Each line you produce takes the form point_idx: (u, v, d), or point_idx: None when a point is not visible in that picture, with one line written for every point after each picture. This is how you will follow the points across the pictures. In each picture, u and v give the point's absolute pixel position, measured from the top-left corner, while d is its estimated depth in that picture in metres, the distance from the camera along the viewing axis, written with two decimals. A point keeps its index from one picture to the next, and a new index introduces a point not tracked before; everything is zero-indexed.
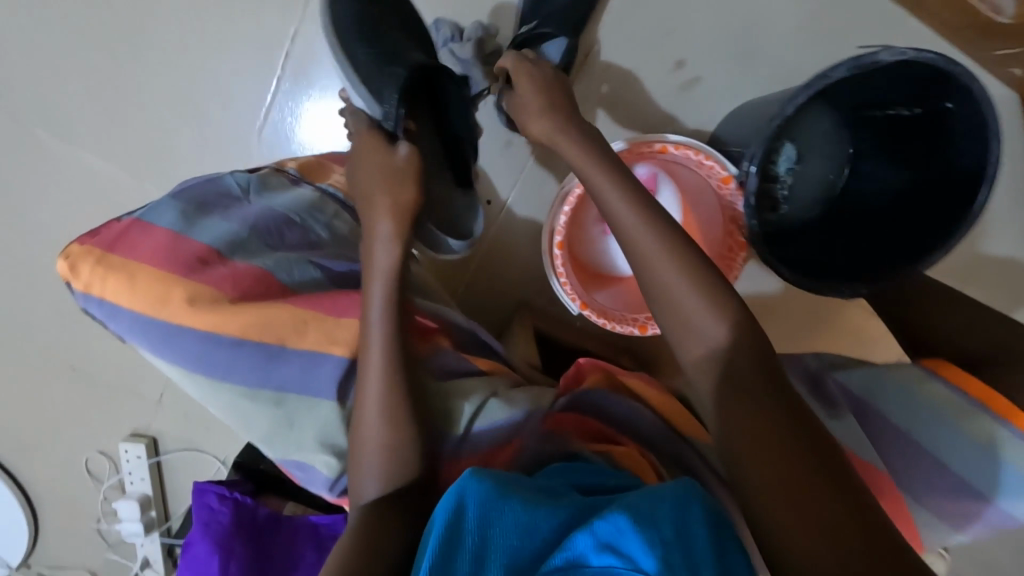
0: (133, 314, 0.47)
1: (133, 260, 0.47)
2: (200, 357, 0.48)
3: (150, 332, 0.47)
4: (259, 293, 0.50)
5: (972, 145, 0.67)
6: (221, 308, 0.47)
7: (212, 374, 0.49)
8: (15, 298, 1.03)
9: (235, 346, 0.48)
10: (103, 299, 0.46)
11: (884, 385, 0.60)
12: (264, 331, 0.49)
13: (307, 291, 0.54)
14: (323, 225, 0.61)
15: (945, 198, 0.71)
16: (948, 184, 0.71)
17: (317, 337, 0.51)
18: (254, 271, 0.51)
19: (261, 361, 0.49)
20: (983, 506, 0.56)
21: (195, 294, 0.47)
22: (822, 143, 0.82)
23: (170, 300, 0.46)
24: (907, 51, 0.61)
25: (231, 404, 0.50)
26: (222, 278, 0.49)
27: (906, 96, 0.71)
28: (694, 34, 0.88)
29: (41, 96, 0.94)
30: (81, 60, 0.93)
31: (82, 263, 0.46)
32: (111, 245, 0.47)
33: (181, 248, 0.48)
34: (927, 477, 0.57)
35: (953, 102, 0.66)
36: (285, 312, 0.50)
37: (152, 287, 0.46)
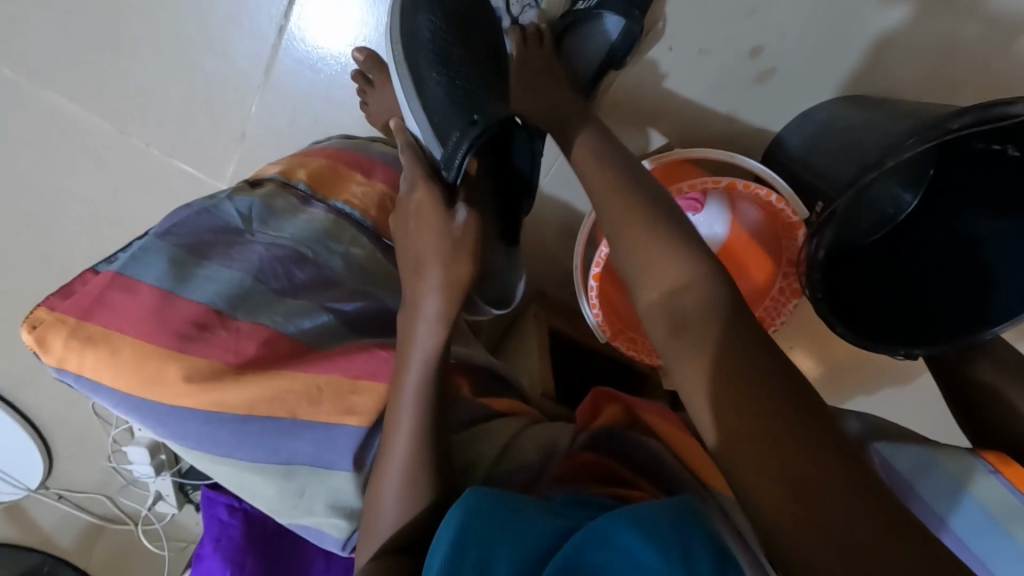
0: (115, 391, 0.42)
1: (115, 331, 0.42)
2: (197, 434, 0.44)
3: (139, 409, 0.43)
4: (263, 360, 0.46)
5: None
6: (218, 383, 0.43)
7: (212, 450, 0.45)
8: None
9: (239, 423, 0.44)
10: (83, 376, 0.42)
11: (930, 472, 0.57)
12: (272, 404, 0.45)
13: (326, 349, 0.49)
14: (337, 260, 0.54)
15: None
16: None
17: (331, 404, 0.47)
18: (258, 333, 0.46)
19: (264, 437, 0.45)
20: None
21: (189, 371, 0.42)
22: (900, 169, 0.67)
23: (157, 377, 0.42)
24: None
25: (236, 474, 0.47)
26: (216, 348, 0.44)
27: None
28: (779, 15, 0.76)
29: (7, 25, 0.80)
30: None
31: (55, 335, 0.41)
32: (86, 312, 0.42)
33: (167, 313, 0.43)
34: None
35: None
36: (296, 383, 0.46)
37: (136, 363, 0.42)
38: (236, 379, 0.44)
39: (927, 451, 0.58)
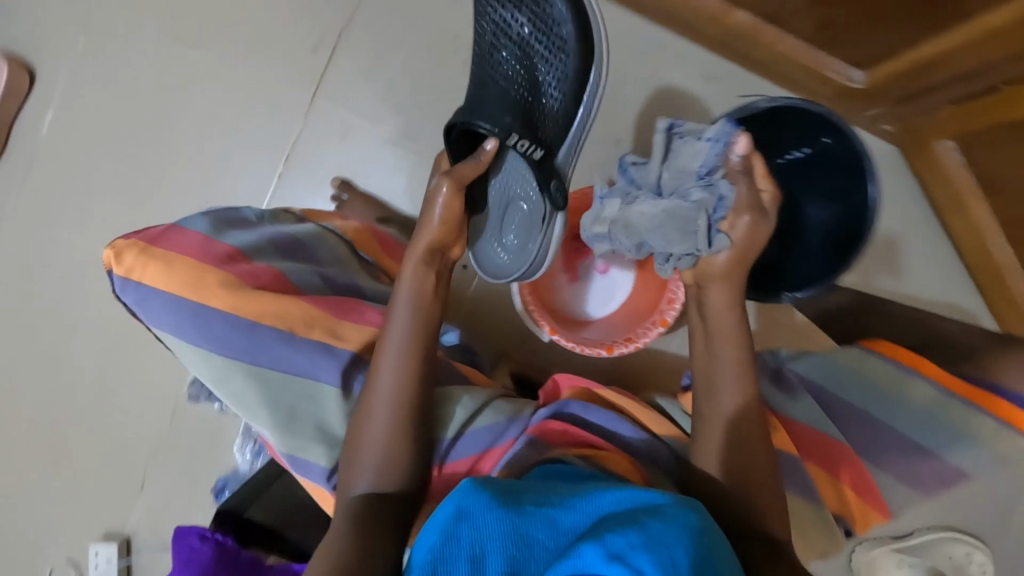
0: (164, 294, 0.60)
1: (173, 255, 0.61)
2: (219, 334, 0.60)
3: (177, 311, 0.60)
4: (273, 288, 0.65)
5: (858, 167, 0.79)
6: (241, 292, 0.61)
7: (228, 351, 0.61)
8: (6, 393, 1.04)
9: (254, 326, 0.61)
10: (142, 282, 0.60)
11: (837, 373, 0.69)
12: (280, 318, 0.62)
13: (318, 295, 0.68)
14: (322, 253, 0.76)
15: (853, 213, 0.82)
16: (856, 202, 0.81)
17: (324, 330, 0.65)
18: (270, 272, 0.66)
19: (271, 342, 0.62)
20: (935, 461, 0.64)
21: (222, 280, 0.61)
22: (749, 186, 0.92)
23: (200, 284, 0.60)
24: (774, 99, 0.79)
25: (244, 381, 0.61)
26: (243, 276, 0.63)
27: (800, 137, 0.83)
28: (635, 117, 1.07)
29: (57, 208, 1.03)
30: (96, 177, 1.03)
31: (130, 252, 0.60)
32: (152, 241, 0.61)
33: (211, 248, 0.63)
34: (887, 444, 0.65)
35: (832, 137, 0.79)
36: (297, 308, 0.64)
37: (184, 274, 0.60)
38: (257, 294, 0.62)
39: (829, 360, 0.70)
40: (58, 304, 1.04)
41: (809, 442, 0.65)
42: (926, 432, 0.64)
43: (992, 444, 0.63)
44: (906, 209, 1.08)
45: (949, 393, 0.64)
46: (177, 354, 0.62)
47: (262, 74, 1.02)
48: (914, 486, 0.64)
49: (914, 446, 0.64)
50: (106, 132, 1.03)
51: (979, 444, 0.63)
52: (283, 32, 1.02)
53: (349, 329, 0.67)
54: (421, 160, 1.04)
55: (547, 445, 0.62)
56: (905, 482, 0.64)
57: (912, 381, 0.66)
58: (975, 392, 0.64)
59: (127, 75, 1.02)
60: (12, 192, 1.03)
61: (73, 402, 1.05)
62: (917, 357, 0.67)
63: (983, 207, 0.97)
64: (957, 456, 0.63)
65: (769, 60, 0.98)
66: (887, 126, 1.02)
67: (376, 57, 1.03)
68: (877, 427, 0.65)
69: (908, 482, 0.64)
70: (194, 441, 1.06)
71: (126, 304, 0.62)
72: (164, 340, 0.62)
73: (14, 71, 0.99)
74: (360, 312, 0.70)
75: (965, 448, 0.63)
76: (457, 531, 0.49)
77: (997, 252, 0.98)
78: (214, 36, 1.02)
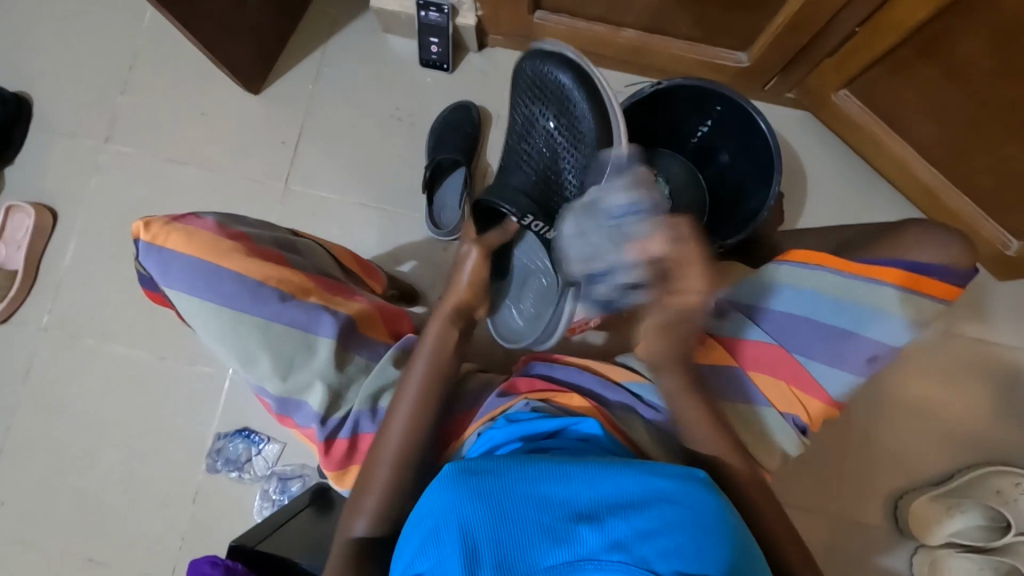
0: (186, 258, 0.68)
1: (195, 227, 0.70)
2: (233, 293, 0.69)
3: (196, 272, 0.69)
4: (275, 262, 0.75)
5: (749, 121, 0.96)
6: (252, 261, 0.71)
7: (240, 307, 0.70)
8: (45, 500, 1.11)
9: (261, 288, 0.71)
10: (164, 247, 0.68)
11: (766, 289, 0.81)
12: (283, 283, 0.73)
13: (313, 272, 0.79)
14: (312, 251, 0.86)
15: (763, 159, 0.97)
16: (761, 149, 0.97)
17: (319, 298, 0.76)
18: (273, 251, 0.76)
19: (278, 301, 0.72)
20: (859, 337, 0.77)
21: (235, 250, 0.71)
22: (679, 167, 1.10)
23: (220, 251, 0.69)
24: (657, 83, 0.95)
25: (253, 333, 0.71)
26: (253, 250, 0.73)
27: (699, 114, 1.02)
28: None
29: (81, 320, 1.16)
30: (113, 287, 1.17)
31: (157, 222, 0.69)
32: (175, 217, 0.70)
33: (224, 227, 0.73)
34: (811, 336, 0.78)
35: (721, 104, 0.97)
36: (297, 278, 0.75)
37: (204, 241, 0.69)
38: (266, 263, 0.73)
39: (755, 281, 0.82)
40: (86, 409, 1.14)
41: (749, 352, 0.79)
42: (843, 316, 0.77)
43: (896, 306, 0.75)
44: (834, 161, 1.17)
45: (856, 281, 0.76)
46: (190, 313, 0.70)
47: (243, 173, 1.20)
48: (842, 367, 0.77)
49: (836, 331, 0.77)
50: (119, 247, 1.19)
51: (887, 313, 0.76)
52: (258, 136, 1.21)
53: (341, 302, 0.79)
54: (387, 214, 1.18)
55: (516, 395, 0.76)
56: (836, 364, 0.77)
57: (823, 278, 0.78)
58: (872, 269, 0.75)
59: (132, 198, 1.20)
60: (40, 316, 1.17)
61: (104, 497, 1.11)
62: (819, 254, 0.78)
63: (896, 138, 1.05)
64: (874, 330, 0.76)
65: (664, 64, 1.12)
66: (787, 94, 1.14)
67: (336, 138, 1.20)
68: (803, 327, 0.78)
69: (837, 364, 0.77)
70: (216, 514, 1.09)
71: (147, 269, 0.70)
72: (177, 301, 0.70)
73: (41, 212, 1.18)
74: (348, 292, 0.82)
75: (877, 323, 0.76)
76: (448, 527, 0.53)
77: (924, 175, 1.05)
78: (201, 152, 1.21)
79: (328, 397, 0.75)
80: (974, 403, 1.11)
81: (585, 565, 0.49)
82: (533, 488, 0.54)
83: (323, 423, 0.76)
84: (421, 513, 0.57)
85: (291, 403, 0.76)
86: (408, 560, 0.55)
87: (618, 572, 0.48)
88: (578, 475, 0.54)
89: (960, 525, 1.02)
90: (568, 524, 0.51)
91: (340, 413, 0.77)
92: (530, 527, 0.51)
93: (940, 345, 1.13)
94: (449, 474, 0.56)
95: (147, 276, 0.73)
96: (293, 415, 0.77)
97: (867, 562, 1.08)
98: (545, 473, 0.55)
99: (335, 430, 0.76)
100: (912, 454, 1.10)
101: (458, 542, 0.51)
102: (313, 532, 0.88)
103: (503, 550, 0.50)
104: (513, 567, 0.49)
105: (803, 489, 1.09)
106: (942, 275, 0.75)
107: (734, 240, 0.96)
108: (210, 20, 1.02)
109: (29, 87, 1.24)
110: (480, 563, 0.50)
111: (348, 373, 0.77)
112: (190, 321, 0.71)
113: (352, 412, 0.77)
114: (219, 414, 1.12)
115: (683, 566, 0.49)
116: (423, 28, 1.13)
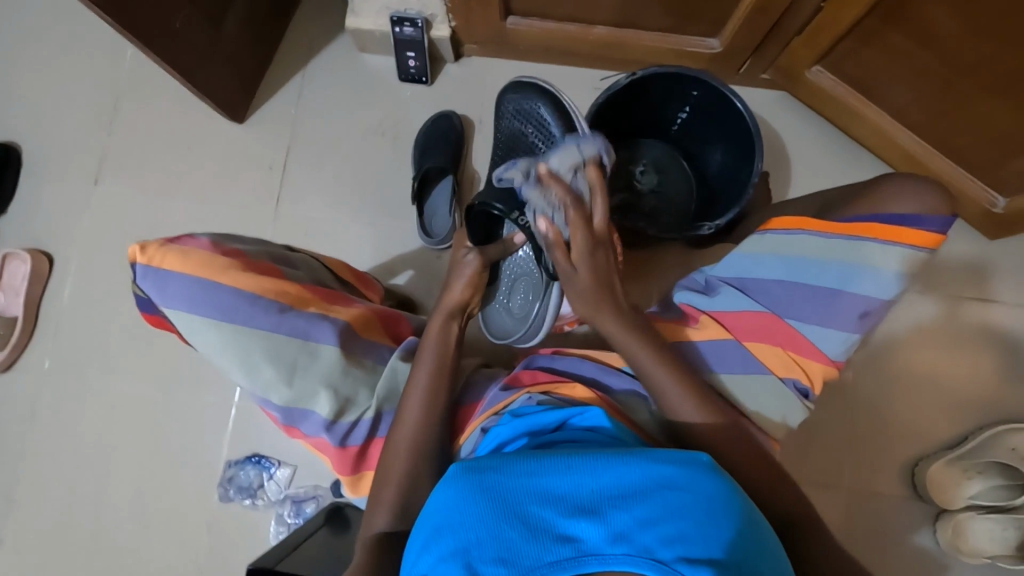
0: (182, 277, 0.69)
1: (189, 247, 0.71)
2: (231, 306, 0.70)
3: (194, 288, 0.69)
4: (271, 275, 0.76)
5: (726, 104, 0.98)
6: (248, 275, 0.72)
7: (238, 320, 0.70)
8: (60, 544, 1.10)
9: (259, 300, 0.72)
10: (159, 268, 0.69)
11: (755, 258, 0.82)
12: (280, 295, 0.74)
13: (308, 284, 0.81)
14: (306, 265, 0.87)
15: (743, 140, 0.99)
16: (741, 130, 0.98)
17: (317, 308, 0.78)
18: (267, 266, 0.77)
19: (277, 311, 0.73)
20: (847, 295, 0.77)
21: (231, 266, 0.71)
22: (663, 155, 1.12)
23: (216, 267, 0.70)
24: (633, 73, 0.96)
25: (254, 343, 0.71)
26: (249, 265, 0.74)
27: (677, 102, 1.04)
28: None
29: (83, 361, 1.16)
30: (113, 325, 1.18)
31: (152, 244, 0.69)
32: (170, 239, 0.71)
33: (218, 246, 0.73)
34: (800, 299, 0.79)
35: (697, 89, 0.99)
36: (294, 289, 0.76)
37: (199, 259, 0.70)
38: (262, 277, 0.74)
39: (741, 253, 0.83)
40: (95, 449, 1.13)
41: (742, 323, 0.80)
42: (827, 275, 0.78)
43: (882, 260, 0.75)
44: (814, 136, 1.18)
45: (836, 239, 0.77)
46: (189, 331, 0.71)
47: (234, 200, 1.21)
48: (835, 325, 0.77)
49: (823, 291, 0.78)
50: (117, 285, 1.19)
51: (873, 267, 0.76)
52: (245, 164, 1.23)
53: (339, 309, 0.81)
54: (378, 229, 1.19)
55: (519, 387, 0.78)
56: (829, 324, 0.77)
57: (804, 241, 0.79)
58: (852, 227, 0.76)
59: (126, 235, 1.21)
60: (42, 360, 1.17)
61: (119, 536, 1.10)
62: (800, 219, 0.80)
63: (872, 108, 1.06)
64: (860, 285, 0.77)
65: (638, 57, 1.14)
66: (762, 75, 1.16)
67: (323, 158, 1.22)
68: (791, 291, 0.79)
69: (830, 323, 0.77)
70: (232, 543, 1.08)
71: (145, 291, 0.70)
72: (176, 320, 0.70)
73: (36, 257, 1.19)
74: (344, 301, 0.84)
75: (862, 278, 0.76)
76: (450, 528, 0.52)
77: (904, 141, 1.06)
78: (191, 184, 1.22)
79: (335, 403, 0.76)
80: (980, 363, 1.11)
81: (588, 560, 0.47)
82: (532, 482, 0.52)
83: (334, 428, 0.77)
84: (427, 515, 0.56)
85: (297, 412, 0.76)
86: (415, 562, 0.54)
87: (622, 565, 0.46)
88: (580, 467, 0.53)
89: (979, 488, 1.02)
90: (569, 518, 0.49)
91: (351, 417, 0.78)
92: (532, 522, 0.49)
93: (939, 309, 1.13)
94: (455, 473, 0.56)
95: (146, 298, 0.73)
96: (303, 423, 0.77)
97: (891, 533, 1.06)
98: (546, 467, 0.54)
99: (346, 434, 0.78)
100: (923, 419, 1.10)
101: (460, 543, 0.50)
102: (330, 550, 0.87)
103: (502, 549, 0.48)
104: (515, 564, 0.47)
105: (819, 465, 1.09)
106: (925, 225, 0.74)
107: (723, 220, 0.97)
108: (189, 53, 1.04)
109: (17, 136, 1.26)
110: (481, 561, 0.48)
111: (354, 377, 0.78)
112: (190, 339, 0.71)
113: (363, 415, 0.79)
114: (228, 442, 1.12)
115: (690, 553, 0.46)
116: (399, 43, 1.15)
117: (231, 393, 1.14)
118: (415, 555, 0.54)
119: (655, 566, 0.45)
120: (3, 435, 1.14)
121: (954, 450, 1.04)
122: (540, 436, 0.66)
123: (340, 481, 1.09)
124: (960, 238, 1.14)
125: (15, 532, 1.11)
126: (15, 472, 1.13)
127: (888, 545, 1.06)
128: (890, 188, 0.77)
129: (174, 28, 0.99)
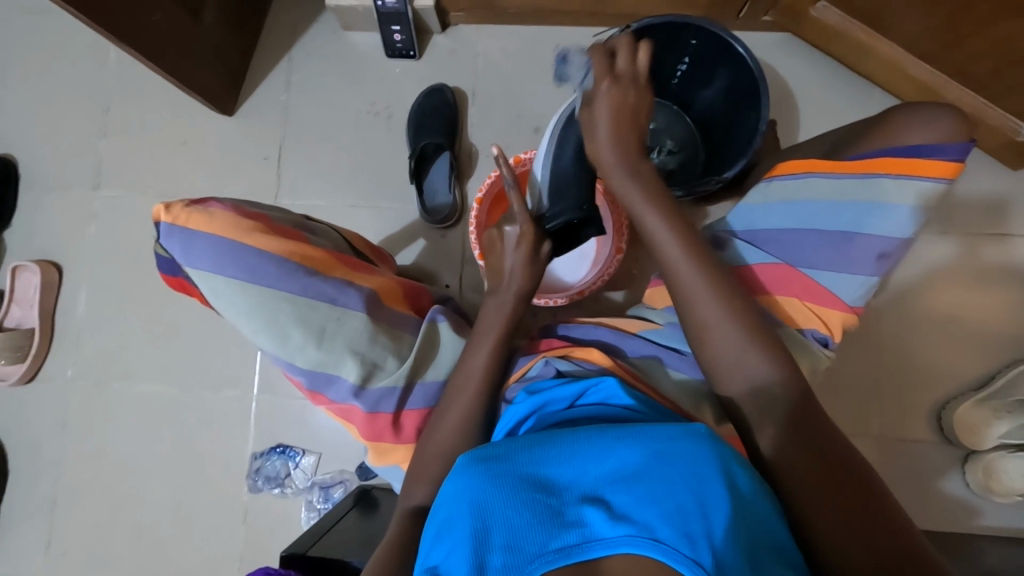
0: (207, 237, 0.66)
1: (214, 208, 0.68)
2: (258, 268, 0.68)
3: (220, 250, 0.67)
4: (297, 241, 0.74)
5: (727, 49, 0.93)
6: (273, 239, 0.70)
7: (265, 283, 0.68)
8: (101, 541, 1.14)
9: (285, 262, 0.69)
10: (185, 228, 0.66)
11: (759, 211, 0.79)
12: (306, 260, 0.72)
13: (332, 251, 0.79)
14: (329, 235, 0.85)
15: (749, 86, 0.94)
16: (745, 76, 0.94)
17: (342, 274, 0.76)
18: (292, 231, 0.75)
19: (303, 275, 0.70)
20: (862, 237, 0.74)
21: (258, 230, 0.69)
22: (667, 114, 1.09)
23: (242, 228, 0.68)
24: (627, 28, 0.91)
25: (281, 307, 0.69)
26: (273, 229, 0.72)
27: (675, 54, 0.99)
28: (548, 102, 1.16)
29: (104, 366, 1.18)
30: (129, 328, 1.19)
31: (177, 204, 0.67)
32: (196, 200, 0.69)
33: (242, 210, 0.71)
34: (810, 248, 0.76)
35: (696, 38, 0.94)
36: (319, 254, 0.74)
37: (226, 221, 0.68)
38: (287, 240, 0.72)
39: (747, 205, 0.80)
40: (123, 449, 1.16)
41: (754, 277, 0.77)
42: (839, 218, 0.74)
43: (899, 197, 0.71)
44: (824, 76, 1.13)
45: (844, 179, 0.74)
46: (216, 295, 0.69)
47: (233, 194, 1.20)
48: (849, 271, 0.74)
49: (834, 235, 0.75)
50: (128, 289, 1.20)
51: (887, 205, 0.72)
52: (241, 156, 1.21)
53: (364, 277, 0.79)
54: (380, 212, 1.17)
55: (537, 355, 0.78)
56: (843, 269, 0.74)
57: (813, 185, 0.76)
58: (864, 164, 0.72)
59: (131, 239, 1.21)
60: (64, 368, 1.19)
61: (156, 528, 1.14)
62: (806, 162, 0.76)
63: (883, 41, 1.01)
64: (874, 226, 0.73)
65: (633, 10, 1.09)
66: (764, 18, 1.10)
67: (317, 143, 1.20)
68: (800, 239, 0.76)
69: (845, 268, 0.74)
70: (266, 528, 1.11)
71: (170, 252, 0.68)
72: (202, 284, 0.68)
73: (46, 268, 1.19)
74: (368, 270, 0.82)
75: (875, 217, 0.73)
76: (458, 516, 0.51)
77: (917, 72, 1.02)
78: (188, 181, 1.21)
79: (363, 368, 0.74)
80: (1009, 299, 1.07)
81: (592, 545, 0.46)
82: (536, 467, 0.52)
83: (363, 395, 0.75)
84: (437, 510, 0.56)
85: (323, 377, 0.74)
86: (425, 555, 0.53)
87: (627, 546, 0.45)
88: (582, 452, 0.53)
89: (1009, 427, 0.99)
90: (574, 505, 0.49)
91: (381, 383, 0.76)
92: (537, 507, 0.49)
93: (959, 246, 1.09)
94: (462, 465, 0.56)
95: (169, 258, 0.71)
96: (329, 390, 0.75)
97: (920, 476, 1.05)
98: (549, 451, 0.54)
99: (376, 401, 0.76)
100: (952, 360, 1.08)
101: (471, 531, 0.49)
102: (362, 530, 0.89)
103: (505, 536, 0.48)
104: (519, 550, 0.47)
105: (843, 413, 1.07)
106: (940, 154, 0.69)
107: (731, 174, 0.92)
108: (170, 46, 1.01)
109: (13, 147, 1.25)
110: (485, 549, 0.48)
111: (382, 344, 0.76)
112: (218, 302, 0.69)
113: (395, 384, 0.76)
114: (253, 434, 1.14)
115: (689, 530, 0.46)
116: (383, 17, 1.11)
117: (251, 387, 1.15)
118: (424, 550, 0.53)
119: (659, 547, 0.45)
120: (34, 442, 1.17)
121: (981, 391, 1.02)
122: (552, 414, 0.66)
123: (365, 465, 1.10)
124: (982, 170, 1.10)
125: (58, 533, 1.15)
126: (50, 477, 1.16)
127: (917, 489, 1.05)
128: (897, 122, 0.73)
129: (152, 21, 0.96)
